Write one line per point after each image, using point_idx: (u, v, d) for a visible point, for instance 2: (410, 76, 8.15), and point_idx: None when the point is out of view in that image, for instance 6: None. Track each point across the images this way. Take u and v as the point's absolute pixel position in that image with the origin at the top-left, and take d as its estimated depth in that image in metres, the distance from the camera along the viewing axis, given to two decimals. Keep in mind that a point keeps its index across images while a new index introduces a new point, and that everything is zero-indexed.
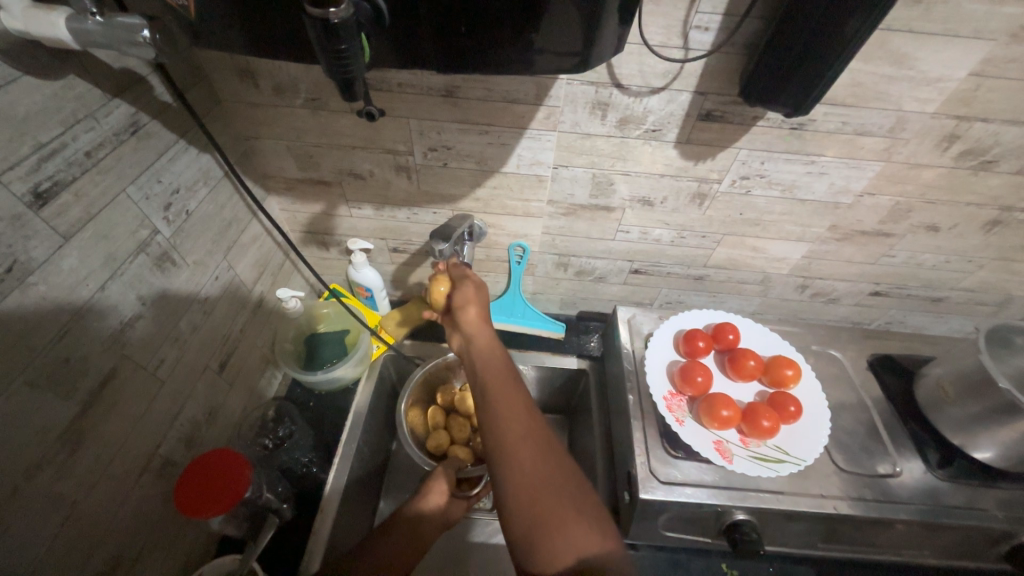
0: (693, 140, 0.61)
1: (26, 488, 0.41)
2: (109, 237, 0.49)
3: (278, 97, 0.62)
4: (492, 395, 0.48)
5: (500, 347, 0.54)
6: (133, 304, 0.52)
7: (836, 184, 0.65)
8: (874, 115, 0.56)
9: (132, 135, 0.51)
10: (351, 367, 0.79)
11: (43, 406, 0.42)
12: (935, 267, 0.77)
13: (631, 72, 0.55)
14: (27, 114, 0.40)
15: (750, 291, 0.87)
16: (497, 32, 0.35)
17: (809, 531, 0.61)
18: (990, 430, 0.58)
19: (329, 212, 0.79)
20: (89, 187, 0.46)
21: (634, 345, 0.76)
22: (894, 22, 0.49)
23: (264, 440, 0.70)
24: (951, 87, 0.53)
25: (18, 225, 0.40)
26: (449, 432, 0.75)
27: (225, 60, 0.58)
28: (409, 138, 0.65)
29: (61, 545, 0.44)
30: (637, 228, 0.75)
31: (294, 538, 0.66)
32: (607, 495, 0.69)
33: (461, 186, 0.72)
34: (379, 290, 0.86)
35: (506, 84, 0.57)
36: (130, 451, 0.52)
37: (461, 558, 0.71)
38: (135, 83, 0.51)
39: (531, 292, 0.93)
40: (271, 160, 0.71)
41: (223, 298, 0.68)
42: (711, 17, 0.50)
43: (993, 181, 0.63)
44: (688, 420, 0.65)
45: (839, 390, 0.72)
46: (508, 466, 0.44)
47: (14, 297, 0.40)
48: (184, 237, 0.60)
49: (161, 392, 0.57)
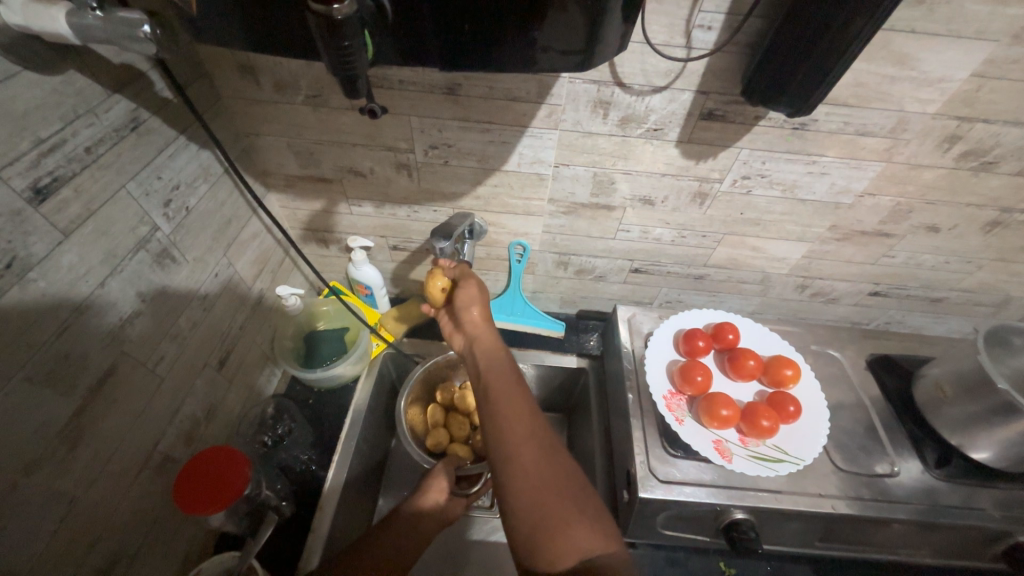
0: (695, 139, 0.61)
1: (25, 483, 0.41)
2: (109, 233, 0.49)
3: (278, 94, 0.62)
4: (493, 395, 0.49)
5: (502, 347, 0.55)
6: (132, 300, 0.52)
7: (837, 184, 0.65)
8: (876, 115, 0.56)
9: (132, 131, 0.51)
10: (351, 365, 0.79)
11: (42, 402, 0.42)
12: (935, 267, 0.77)
13: (633, 71, 0.55)
14: (27, 109, 0.40)
15: (750, 290, 0.87)
16: (502, 27, 0.34)
17: (807, 530, 0.61)
18: (987, 430, 0.58)
19: (329, 209, 0.79)
20: (89, 183, 0.46)
21: (633, 344, 0.76)
22: (897, 23, 0.48)
23: (264, 437, 0.71)
24: (952, 88, 0.53)
25: (18, 221, 0.40)
26: (448, 430, 0.75)
27: (226, 56, 0.58)
28: (410, 136, 0.65)
29: (60, 542, 0.44)
30: (637, 226, 0.75)
31: (293, 535, 0.67)
32: (606, 493, 0.69)
33: (462, 184, 0.71)
34: (378, 288, 0.86)
35: (508, 81, 0.57)
36: (129, 447, 0.52)
37: (460, 555, 0.71)
38: (135, 78, 0.50)
39: (531, 290, 0.93)
40: (271, 156, 0.71)
41: (223, 295, 0.68)
42: (714, 16, 0.50)
43: (992, 182, 0.63)
44: (687, 419, 0.65)
45: (838, 389, 0.72)
46: (509, 467, 0.44)
47: (14, 293, 0.40)
48: (184, 233, 0.60)
49: (161, 389, 0.56)
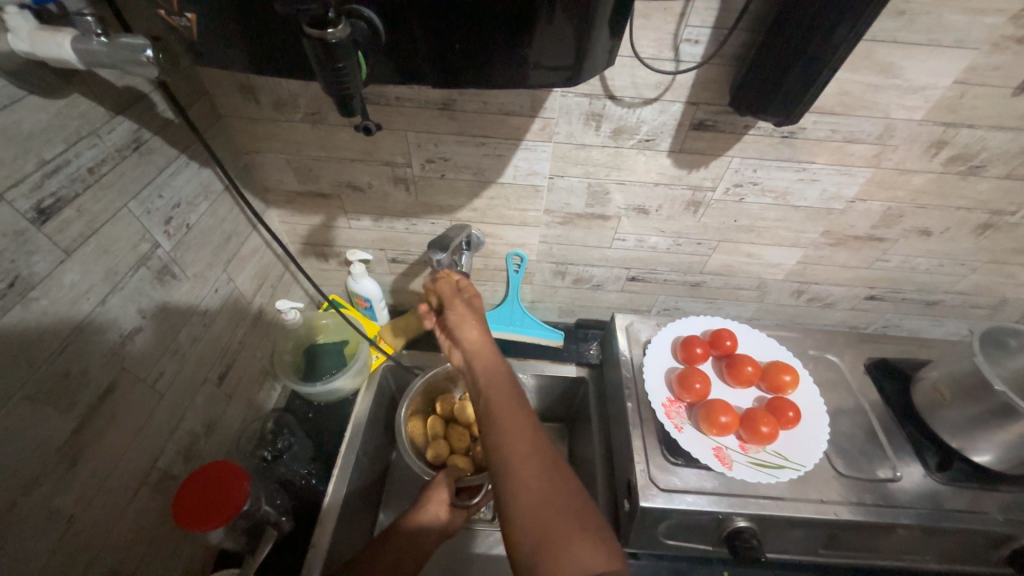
0: (686, 149, 0.62)
1: (24, 502, 0.41)
2: (110, 251, 0.49)
3: (277, 112, 0.63)
4: (493, 411, 0.49)
5: (501, 363, 0.56)
6: (133, 317, 0.52)
7: (828, 190, 0.66)
8: (863, 122, 0.57)
9: (134, 151, 0.52)
10: (350, 377, 0.79)
11: (43, 420, 0.43)
12: (929, 270, 0.78)
13: (624, 84, 0.56)
14: (31, 132, 0.41)
15: (747, 296, 0.88)
16: (492, 44, 0.36)
17: (810, 537, 0.61)
18: (989, 432, 0.58)
19: (328, 223, 0.80)
20: (91, 203, 0.47)
21: (632, 352, 0.76)
22: (878, 33, 0.50)
23: (263, 451, 0.71)
24: (936, 95, 0.54)
25: (20, 241, 0.41)
26: (448, 442, 0.74)
27: (226, 78, 0.59)
28: (407, 150, 0.66)
29: (58, 561, 0.44)
30: (632, 235, 0.76)
31: (293, 550, 0.66)
32: (608, 502, 0.69)
33: (458, 197, 0.72)
34: (377, 300, 0.87)
35: (502, 96, 0.58)
36: (128, 462, 0.52)
37: (460, 568, 0.70)
38: (137, 100, 0.52)
39: (529, 300, 0.93)
40: (270, 173, 0.72)
41: (222, 311, 0.68)
42: (700, 30, 0.51)
43: (981, 185, 0.63)
44: (687, 426, 0.65)
45: (838, 395, 0.72)
46: (509, 480, 0.44)
47: (17, 311, 0.41)
48: (185, 250, 0.60)
49: (160, 405, 0.57)
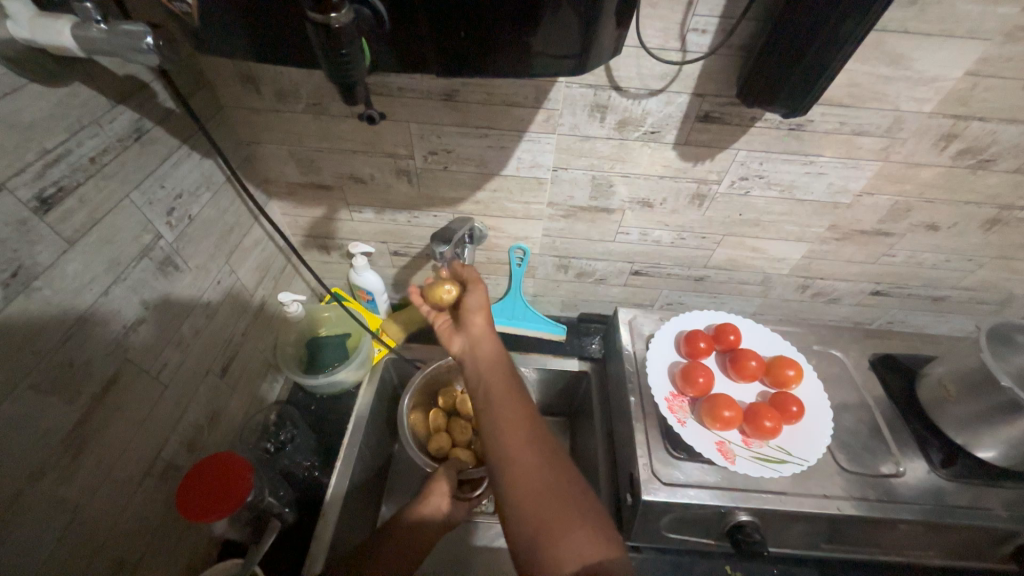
0: (692, 141, 0.62)
1: (29, 492, 0.41)
2: (113, 242, 0.49)
3: (279, 103, 0.63)
4: (495, 400, 0.49)
5: (503, 353, 0.55)
6: (135, 308, 0.52)
7: (835, 184, 0.65)
8: (872, 114, 0.57)
9: (136, 141, 0.51)
10: (352, 370, 0.79)
11: (46, 410, 0.43)
12: (936, 266, 0.77)
13: (630, 74, 0.56)
14: (33, 121, 0.41)
15: (751, 291, 0.87)
16: (498, 32, 0.35)
17: (812, 532, 0.61)
18: (993, 429, 0.58)
19: (330, 216, 0.80)
20: (92, 193, 0.47)
21: (635, 347, 0.76)
22: (889, 23, 0.49)
23: (265, 444, 0.71)
24: (947, 87, 0.53)
25: (23, 230, 0.40)
26: (450, 435, 0.74)
27: (227, 67, 0.59)
28: (409, 142, 0.66)
29: (63, 550, 0.44)
30: (636, 229, 0.76)
31: (296, 541, 0.66)
32: (609, 495, 0.69)
33: (461, 189, 0.72)
34: (380, 293, 0.86)
35: (506, 87, 0.57)
36: (132, 454, 0.52)
37: (461, 560, 0.70)
38: (138, 90, 0.51)
39: (531, 294, 0.93)
40: (272, 164, 0.72)
41: (224, 303, 0.68)
42: (707, 19, 0.51)
43: (991, 180, 0.63)
44: (689, 421, 0.65)
45: (841, 389, 0.72)
46: (510, 471, 0.44)
47: (19, 301, 0.40)
48: (188, 241, 0.60)
49: (163, 397, 0.57)
